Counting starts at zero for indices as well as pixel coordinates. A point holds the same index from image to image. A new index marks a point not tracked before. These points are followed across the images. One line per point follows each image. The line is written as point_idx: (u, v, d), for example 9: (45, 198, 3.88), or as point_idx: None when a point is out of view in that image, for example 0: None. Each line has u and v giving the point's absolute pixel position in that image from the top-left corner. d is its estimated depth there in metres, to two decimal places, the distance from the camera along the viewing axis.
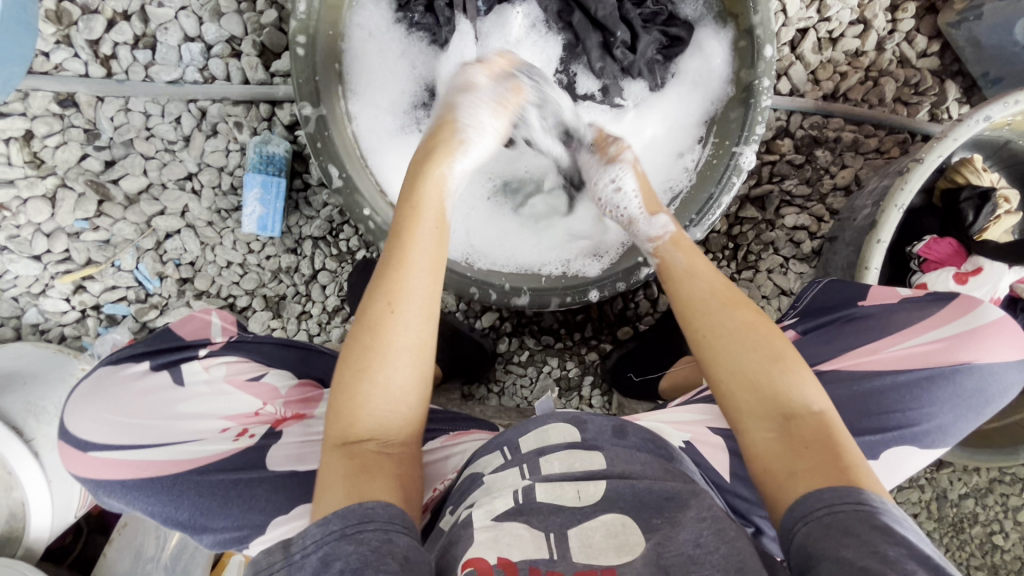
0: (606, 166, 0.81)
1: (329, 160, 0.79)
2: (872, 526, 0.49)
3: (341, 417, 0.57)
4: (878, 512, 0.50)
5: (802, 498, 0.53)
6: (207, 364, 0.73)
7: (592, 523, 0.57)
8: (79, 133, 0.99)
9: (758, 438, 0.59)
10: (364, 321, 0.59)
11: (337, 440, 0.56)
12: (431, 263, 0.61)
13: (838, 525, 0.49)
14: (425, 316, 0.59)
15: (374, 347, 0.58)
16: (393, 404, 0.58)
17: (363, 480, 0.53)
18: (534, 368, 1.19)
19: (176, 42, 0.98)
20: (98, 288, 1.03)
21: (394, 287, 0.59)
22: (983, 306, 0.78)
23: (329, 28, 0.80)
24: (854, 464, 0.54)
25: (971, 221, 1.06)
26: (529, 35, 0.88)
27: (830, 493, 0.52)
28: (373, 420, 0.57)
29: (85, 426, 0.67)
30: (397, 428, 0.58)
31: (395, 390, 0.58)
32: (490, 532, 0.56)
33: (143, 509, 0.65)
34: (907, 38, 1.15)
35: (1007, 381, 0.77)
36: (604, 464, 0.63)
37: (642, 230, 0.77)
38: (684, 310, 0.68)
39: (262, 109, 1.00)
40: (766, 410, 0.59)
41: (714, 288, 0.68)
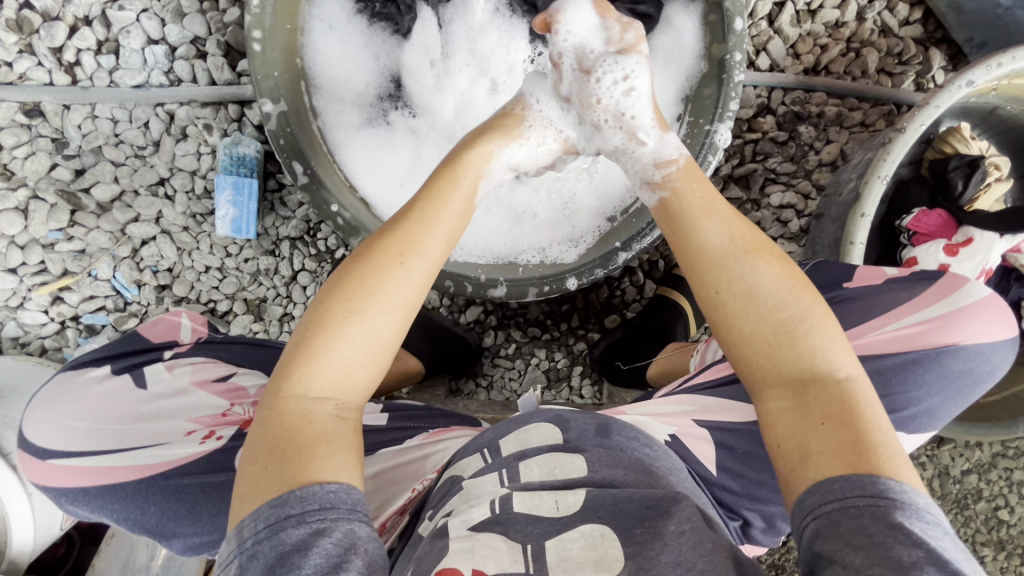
0: (619, 56, 0.66)
1: (294, 156, 0.77)
2: (887, 524, 0.45)
3: (293, 379, 0.52)
4: (895, 506, 0.46)
5: (818, 484, 0.49)
6: (171, 366, 0.72)
7: (571, 534, 0.55)
8: (47, 142, 0.98)
9: (777, 389, 0.55)
10: (342, 279, 0.55)
11: (291, 400, 0.51)
12: (445, 233, 0.59)
13: (850, 523, 0.46)
14: (425, 280, 0.57)
15: (359, 299, 0.53)
16: (363, 369, 0.54)
17: (311, 453, 0.49)
18: (521, 361, 1.17)
19: (139, 45, 0.96)
20: (76, 299, 1.03)
21: (403, 242, 0.56)
22: (969, 284, 0.75)
23: (286, 22, 0.78)
24: (878, 449, 0.50)
25: (960, 191, 1.03)
26: (494, 20, 0.85)
27: (841, 484, 0.48)
28: (337, 383, 0.53)
29: (44, 433, 0.65)
30: (357, 395, 0.54)
31: (364, 355, 0.53)
32: (466, 543, 0.55)
33: (110, 516, 0.63)
34: (889, 6, 1.12)
35: (996, 361, 0.75)
36: (585, 470, 0.62)
37: (649, 152, 0.67)
38: (696, 264, 0.60)
39: (230, 110, 0.99)
40: (786, 376, 0.55)
41: (725, 221, 0.61)
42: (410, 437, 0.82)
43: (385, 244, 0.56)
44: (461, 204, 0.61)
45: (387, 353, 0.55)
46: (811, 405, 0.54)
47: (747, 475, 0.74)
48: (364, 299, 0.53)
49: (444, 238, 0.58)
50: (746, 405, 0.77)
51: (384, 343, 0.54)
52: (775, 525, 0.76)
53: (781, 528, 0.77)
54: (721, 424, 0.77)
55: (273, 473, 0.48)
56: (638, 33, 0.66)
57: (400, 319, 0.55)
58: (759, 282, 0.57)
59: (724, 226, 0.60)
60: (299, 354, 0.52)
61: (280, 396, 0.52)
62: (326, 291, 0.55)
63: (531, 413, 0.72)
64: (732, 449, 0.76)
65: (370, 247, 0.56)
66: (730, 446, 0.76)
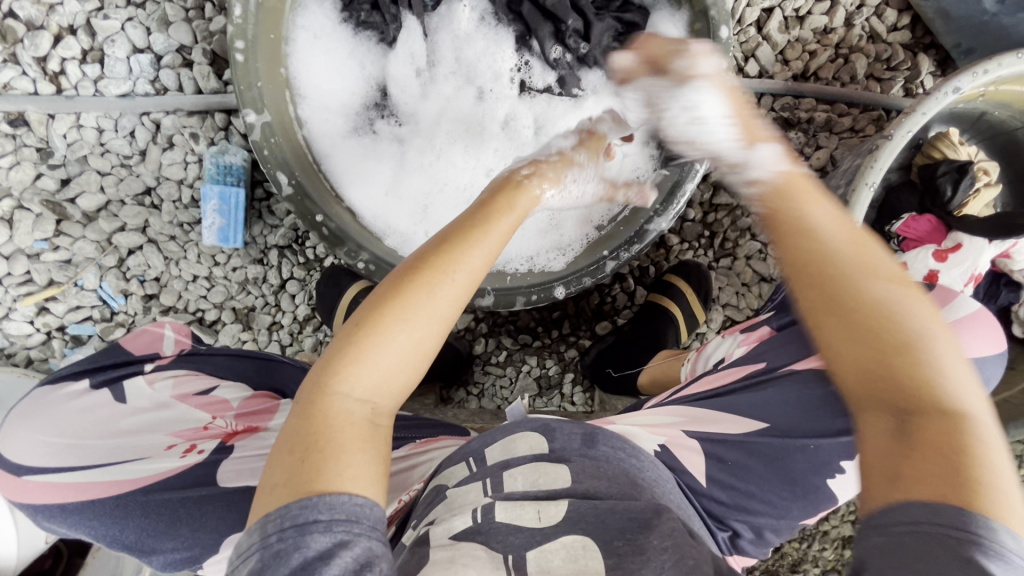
0: (679, 86, 0.60)
1: (278, 167, 0.77)
2: (960, 559, 0.42)
3: (335, 379, 0.50)
4: (976, 544, 0.42)
5: (887, 509, 0.46)
6: (152, 379, 0.71)
7: (552, 546, 0.55)
8: (32, 152, 0.97)
9: (880, 410, 0.50)
10: (393, 281, 0.53)
11: (331, 398, 0.50)
12: (493, 255, 0.57)
13: (921, 553, 0.43)
14: (468, 303, 0.55)
15: (412, 308, 0.51)
16: (403, 379, 0.53)
17: (345, 457, 0.48)
18: (512, 368, 1.17)
19: (124, 54, 0.96)
20: (61, 309, 1.02)
21: (452, 258, 0.53)
22: (960, 298, 0.75)
23: (270, 31, 0.77)
24: (982, 487, 0.44)
25: (949, 196, 1.03)
26: (479, 29, 0.85)
27: (919, 517, 0.44)
28: (377, 389, 0.51)
29: (20, 450, 0.64)
30: (391, 405, 0.53)
31: (406, 363, 0.52)
32: (446, 552, 0.54)
33: (88, 533, 0.62)
34: (877, 12, 1.11)
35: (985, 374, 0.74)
36: (570, 481, 0.61)
37: (748, 168, 0.58)
38: (803, 269, 0.53)
39: (217, 119, 0.98)
40: (881, 393, 0.50)
41: (843, 229, 0.54)
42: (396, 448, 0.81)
43: (440, 255, 0.53)
44: (511, 223, 0.59)
45: (425, 362, 0.54)
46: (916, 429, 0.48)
47: (736, 486, 0.74)
48: (412, 308, 0.51)
49: (489, 251, 0.56)
50: (738, 416, 0.77)
51: (425, 350, 0.53)
52: (764, 536, 0.76)
53: (771, 539, 0.76)
54: (712, 435, 0.76)
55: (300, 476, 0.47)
56: (701, 55, 0.60)
57: (443, 329, 0.53)
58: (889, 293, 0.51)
59: (829, 223, 0.54)
60: (345, 353, 0.51)
61: (320, 392, 0.50)
62: (377, 291, 0.53)
63: (518, 422, 0.71)
64: (722, 460, 0.74)
65: (424, 254, 0.54)
66: (721, 457, 0.74)
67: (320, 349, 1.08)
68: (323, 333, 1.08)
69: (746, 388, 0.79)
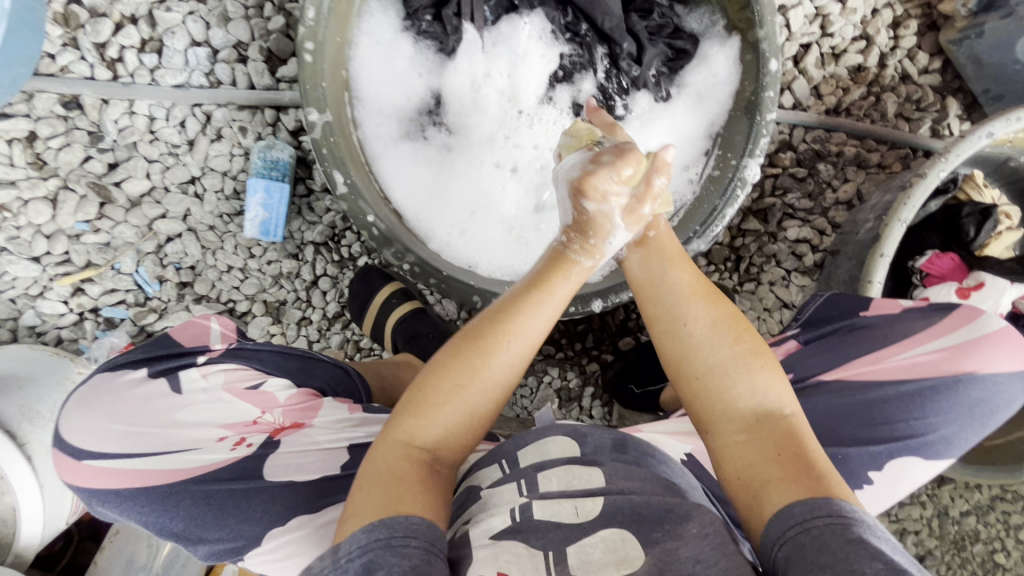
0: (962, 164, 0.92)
1: (334, 166, 0.78)
2: (848, 539, 0.49)
3: (402, 428, 0.57)
4: (852, 524, 0.50)
5: (778, 509, 0.53)
6: (205, 371, 0.71)
7: (591, 540, 0.57)
8: (82, 135, 0.99)
9: (731, 425, 0.60)
10: (453, 350, 0.59)
11: (393, 445, 0.57)
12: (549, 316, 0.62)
13: (814, 544, 0.49)
14: (524, 358, 0.60)
15: (473, 367, 0.58)
16: (459, 425, 0.58)
17: (411, 491, 0.53)
18: (534, 378, 1.18)
19: (182, 46, 0.98)
20: (96, 291, 1.03)
21: (511, 322, 0.59)
22: (984, 316, 0.77)
23: (337, 35, 0.79)
24: (826, 474, 0.55)
25: (972, 236, 1.07)
26: (537, 46, 0.88)
27: (800, 510, 0.52)
28: (433, 434, 0.58)
29: (81, 433, 0.65)
30: (450, 444, 0.59)
31: (464, 421, 0.58)
32: (489, 549, 0.56)
33: (140, 519, 0.63)
34: (909, 55, 1.15)
35: (1012, 392, 0.76)
36: (603, 481, 0.63)
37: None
38: (709, 292, 0.65)
39: (267, 115, 1.00)
40: (742, 418, 0.60)
41: (671, 249, 0.68)
42: None
43: (500, 326, 0.59)
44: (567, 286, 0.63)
45: (484, 420, 0.60)
46: (766, 440, 0.58)
47: None
48: (471, 376, 0.58)
49: (544, 325, 0.61)
50: None
51: (485, 410, 0.59)
52: None
53: None
54: None
55: (362, 508, 0.52)
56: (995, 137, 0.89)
57: (502, 391, 0.60)
58: (697, 334, 0.63)
59: (677, 278, 0.66)
60: (410, 407, 0.58)
61: (385, 437, 0.57)
62: (438, 357, 0.60)
63: (545, 425, 0.72)
64: None
65: (483, 324, 0.60)
66: None
67: (346, 347, 1.09)
68: (351, 332, 1.09)
69: None
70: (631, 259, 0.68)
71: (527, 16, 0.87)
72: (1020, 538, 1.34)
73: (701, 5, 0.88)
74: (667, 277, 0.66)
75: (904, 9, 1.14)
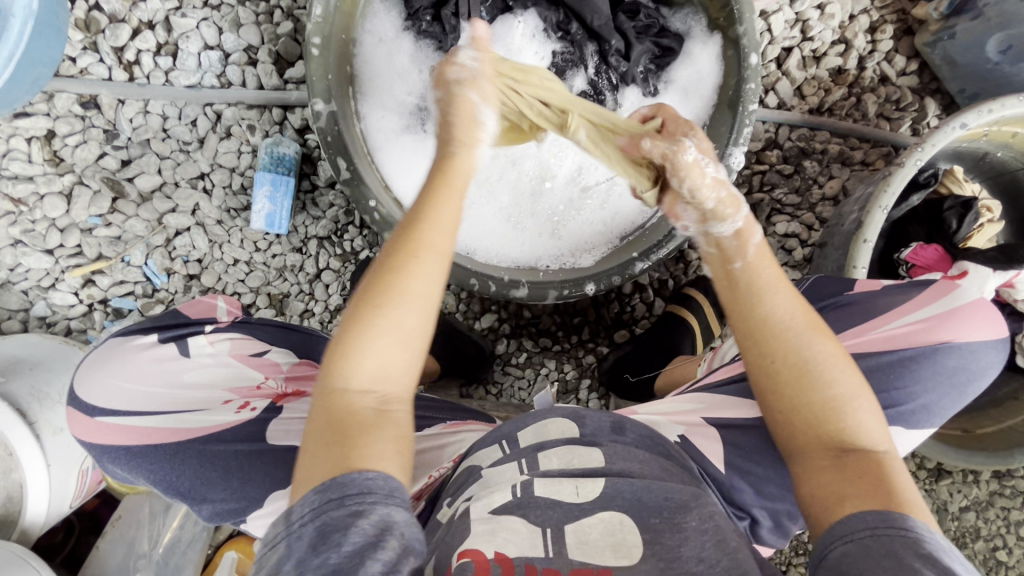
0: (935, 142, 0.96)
1: (338, 154, 0.82)
2: (917, 553, 0.50)
3: (333, 374, 0.56)
4: (923, 540, 0.51)
5: (851, 515, 0.54)
6: (212, 339, 0.75)
7: (590, 520, 0.58)
8: (99, 133, 1.03)
9: (818, 452, 0.60)
10: (370, 277, 0.59)
11: (334, 399, 0.56)
12: (452, 224, 0.61)
13: (879, 548, 0.51)
14: (440, 272, 0.60)
15: (385, 291, 0.57)
16: (394, 357, 0.57)
17: (358, 438, 0.53)
18: (532, 370, 1.20)
19: (196, 49, 1.03)
20: (107, 282, 1.06)
21: (414, 240, 0.59)
22: (958, 290, 0.80)
23: (342, 32, 0.84)
24: (908, 499, 0.55)
25: (955, 228, 1.11)
26: (530, 44, 0.93)
27: (872, 516, 0.54)
28: (367, 376, 0.56)
29: (93, 391, 0.69)
30: (394, 383, 0.57)
31: (396, 347, 0.57)
32: (487, 525, 0.57)
33: (147, 476, 0.67)
34: (887, 58, 1.21)
35: (986, 360, 0.79)
36: (602, 462, 0.65)
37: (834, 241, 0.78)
38: (838, 357, 0.61)
39: (274, 113, 1.05)
40: (828, 443, 0.60)
41: (776, 269, 0.66)
42: (430, 426, 0.86)
43: (402, 245, 0.59)
44: (456, 195, 0.62)
45: (418, 344, 0.58)
46: (850, 467, 0.58)
47: (754, 472, 0.76)
48: (385, 302, 0.57)
49: (450, 229, 0.61)
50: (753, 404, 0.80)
51: (415, 334, 0.58)
52: (781, 524, 0.78)
53: (788, 528, 0.79)
54: (726, 421, 0.80)
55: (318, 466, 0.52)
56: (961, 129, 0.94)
57: (427, 310, 0.58)
58: (807, 360, 0.61)
59: (788, 297, 0.64)
60: (336, 350, 0.56)
61: (323, 390, 0.56)
62: (358, 291, 0.59)
63: (545, 409, 0.74)
64: (739, 447, 0.77)
65: (389, 249, 0.59)
66: (737, 444, 0.77)
67: None
68: None
69: None
70: (713, 255, 0.68)
71: (520, 15, 0.92)
72: None
73: (684, 6, 0.94)
74: (770, 305, 0.63)
75: (880, 15, 1.20)
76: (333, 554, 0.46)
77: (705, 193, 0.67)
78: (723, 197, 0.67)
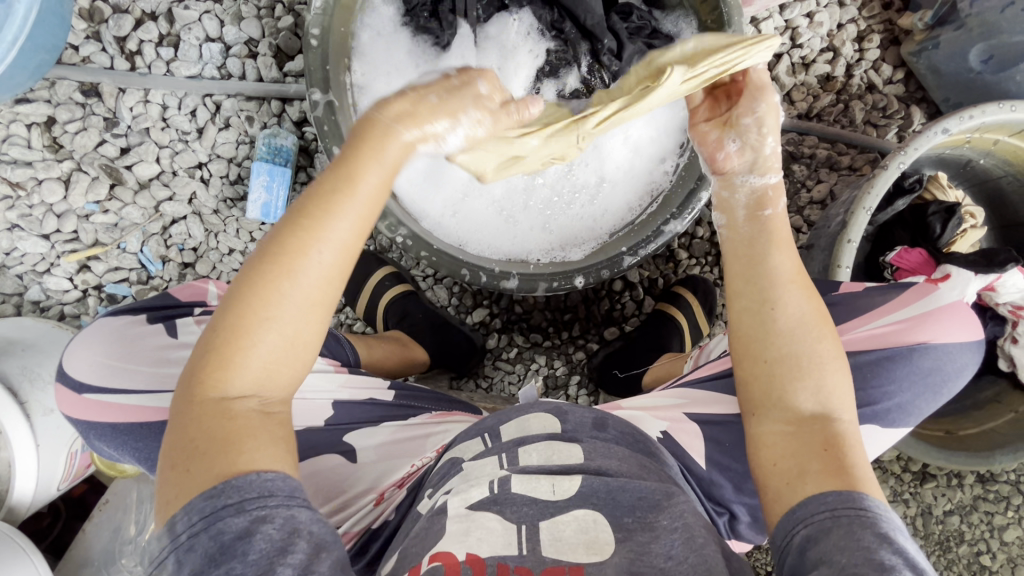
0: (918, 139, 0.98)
1: (334, 142, 0.85)
2: (874, 532, 0.52)
3: (209, 382, 0.53)
4: (879, 520, 0.53)
5: (814, 496, 0.56)
6: (200, 320, 0.76)
7: (565, 518, 0.59)
8: (99, 120, 1.05)
9: (777, 415, 0.62)
10: (251, 274, 0.54)
11: (211, 401, 0.53)
12: (357, 220, 0.55)
13: (837, 529, 0.52)
14: (340, 270, 0.55)
15: (275, 288, 0.53)
16: (280, 358, 0.54)
17: (241, 445, 0.52)
18: (522, 365, 1.21)
19: (197, 41, 1.05)
20: (102, 268, 1.07)
21: (310, 233, 0.53)
22: (937, 293, 0.82)
23: (342, 25, 0.86)
24: (865, 475, 0.57)
25: (938, 233, 1.13)
26: (526, 42, 0.95)
27: (833, 498, 0.55)
28: (252, 378, 0.54)
29: (81, 368, 0.70)
30: (279, 386, 0.55)
31: (281, 351, 0.54)
32: (461, 524, 0.58)
33: (133, 454, 0.68)
34: (874, 66, 1.24)
35: (962, 361, 0.81)
36: (581, 458, 0.65)
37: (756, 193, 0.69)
38: (819, 324, 0.63)
39: (273, 106, 1.07)
40: (791, 409, 0.61)
41: (781, 231, 0.68)
42: (414, 416, 0.84)
43: (297, 236, 0.53)
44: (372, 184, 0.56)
45: (309, 350, 0.56)
46: (811, 438, 0.60)
47: (734, 468, 0.77)
48: (275, 301, 0.53)
49: (356, 223, 0.55)
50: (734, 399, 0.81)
51: (303, 341, 0.55)
52: (760, 520, 0.80)
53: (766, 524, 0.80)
54: (707, 417, 0.81)
55: (200, 471, 0.51)
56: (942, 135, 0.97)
57: (318, 312, 0.55)
58: (797, 314, 0.63)
59: (789, 257, 0.66)
60: (212, 357, 0.53)
61: (200, 394, 0.53)
62: (236, 286, 0.54)
63: (529, 403, 0.75)
64: (719, 442, 0.79)
65: (278, 240, 0.54)
66: (717, 440, 0.79)
67: None
68: None
69: None
70: (738, 198, 0.69)
71: (515, 13, 0.94)
72: (1005, 541, 1.34)
73: (676, 9, 0.96)
74: (773, 261, 0.66)
75: (867, 24, 1.23)
76: (239, 564, 0.47)
77: (766, 136, 0.68)
78: (780, 149, 0.68)
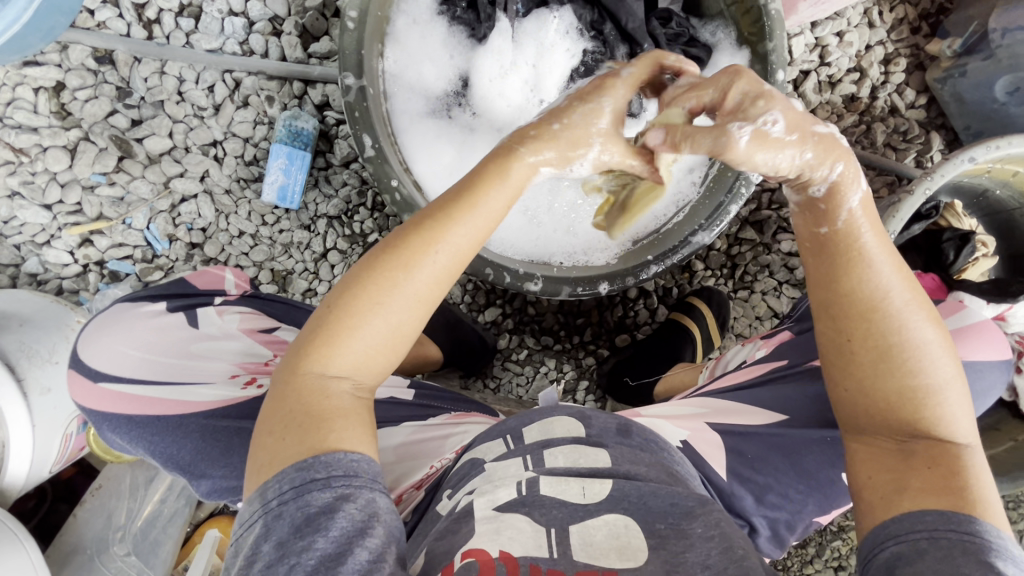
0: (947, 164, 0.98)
1: (365, 130, 0.81)
2: (976, 560, 0.49)
3: (312, 358, 0.52)
4: (989, 549, 0.50)
5: (911, 512, 0.54)
6: (221, 311, 0.76)
7: (595, 522, 0.57)
8: (111, 89, 1.01)
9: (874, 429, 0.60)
10: (371, 261, 0.54)
11: (307, 378, 0.52)
12: (481, 227, 0.56)
13: (937, 552, 0.50)
14: (451, 270, 0.56)
15: (392, 277, 0.53)
16: (380, 347, 0.54)
17: (330, 424, 0.51)
18: (531, 367, 1.19)
19: (220, 14, 1.01)
20: (105, 244, 1.03)
21: (435, 230, 0.54)
22: (962, 312, 0.83)
23: (378, 9, 0.83)
24: (976, 498, 0.54)
25: (951, 259, 1.14)
26: (563, 40, 0.93)
27: (934, 518, 0.53)
28: (350, 361, 0.53)
29: (98, 358, 0.69)
30: (372, 373, 0.55)
31: (384, 341, 0.54)
32: (491, 524, 0.56)
33: (146, 447, 0.67)
34: (898, 90, 1.24)
35: (988, 381, 0.81)
36: (609, 463, 0.63)
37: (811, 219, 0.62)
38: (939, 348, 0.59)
39: (295, 87, 1.03)
40: (886, 421, 0.59)
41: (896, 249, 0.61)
42: (433, 416, 0.84)
43: (422, 231, 0.54)
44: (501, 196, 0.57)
45: (403, 343, 0.55)
46: (915, 456, 0.57)
47: (756, 479, 0.77)
48: (389, 290, 0.53)
49: (479, 228, 0.56)
50: (750, 410, 0.82)
51: (405, 333, 0.55)
52: (779, 535, 0.80)
53: (784, 537, 0.80)
54: (729, 428, 0.80)
55: (292, 446, 0.50)
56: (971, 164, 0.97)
57: (426, 305, 0.55)
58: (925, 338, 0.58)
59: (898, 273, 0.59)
60: (319, 336, 0.53)
61: (299, 370, 0.53)
62: (352, 274, 0.54)
63: (550, 407, 0.73)
64: (741, 454, 0.78)
65: (405, 233, 0.55)
66: (740, 450, 0.78)
67: None
68: None
69: (767, 381, 0.86)
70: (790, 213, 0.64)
71: (556, 11, 0.92)
72: None
73: (716, 19, 0.94)
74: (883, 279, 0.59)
75: (894, 48, 1.24)
76: (320, 539, 0.45)
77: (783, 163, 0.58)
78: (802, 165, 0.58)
